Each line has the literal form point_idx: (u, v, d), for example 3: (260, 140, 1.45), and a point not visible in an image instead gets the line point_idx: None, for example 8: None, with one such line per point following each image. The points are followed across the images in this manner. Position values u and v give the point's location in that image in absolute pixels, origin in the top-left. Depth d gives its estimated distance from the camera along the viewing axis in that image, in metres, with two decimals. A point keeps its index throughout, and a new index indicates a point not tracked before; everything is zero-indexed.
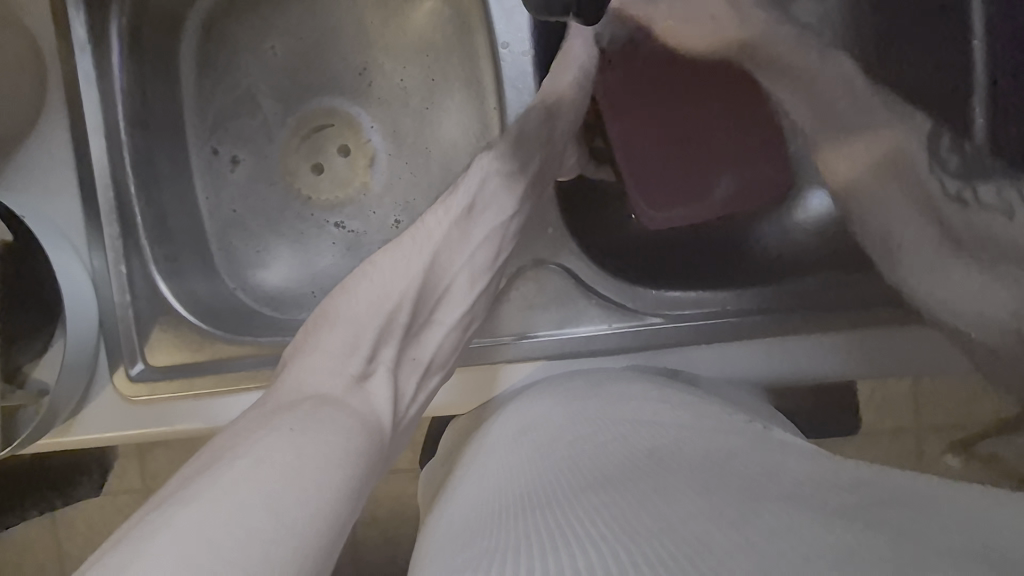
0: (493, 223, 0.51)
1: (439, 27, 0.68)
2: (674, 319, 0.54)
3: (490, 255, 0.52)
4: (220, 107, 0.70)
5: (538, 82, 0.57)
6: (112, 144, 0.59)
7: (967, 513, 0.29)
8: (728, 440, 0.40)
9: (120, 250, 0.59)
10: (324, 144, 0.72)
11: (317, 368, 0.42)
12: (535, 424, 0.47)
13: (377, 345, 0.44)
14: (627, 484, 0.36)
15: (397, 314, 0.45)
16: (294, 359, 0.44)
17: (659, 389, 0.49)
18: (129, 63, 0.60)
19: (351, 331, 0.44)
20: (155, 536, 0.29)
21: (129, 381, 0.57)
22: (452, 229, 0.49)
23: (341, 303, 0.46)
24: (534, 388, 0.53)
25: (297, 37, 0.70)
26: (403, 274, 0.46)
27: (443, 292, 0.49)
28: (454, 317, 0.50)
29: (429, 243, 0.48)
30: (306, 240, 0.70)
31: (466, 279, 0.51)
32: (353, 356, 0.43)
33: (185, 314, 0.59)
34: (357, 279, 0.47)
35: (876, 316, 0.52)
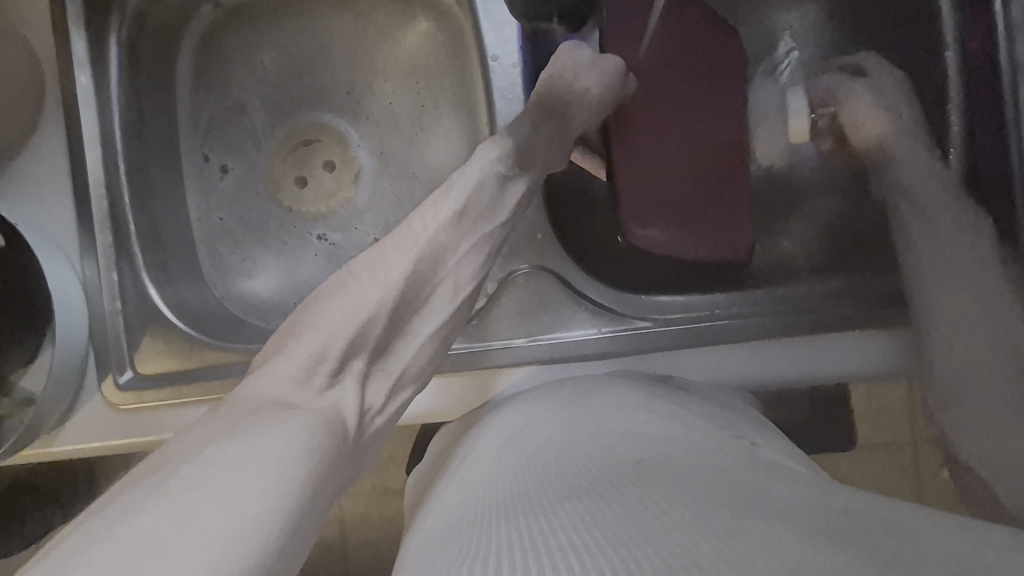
0: (482, 231, 0.51)
1: (431, 49, 0.70)
2: (661, 323, 0.56)
3: (478, 263, 0.51)
4: (212, 116, 0.71)
5: (526, 92, 0.58)
6: (108, 154, 0.60)
7: (956, 540, 0.30)
8: (712, 457, 0.40)
9: (112, 258, 0.59)
10: (310, 158, 0.73)
11: (282, 375, 0.41)
12: (521, 433, 0.48)
13: (346, 356, 0.43)
14: (605, 495, 0.36)
15: (370, 325, 0.44)
16: (262, 367, 0.43)
17: (648, 399, 0.49)
18: (126, 76, 0.62)
19: (317, 332, 0.44)
20: (111, 528, 0.29)
21: (118, 389, 0.57)
22: (440, 232, 0.48)
23: (314, 312, 0.46)
24: (518, 399, 0.53)
25: (289, 52, 0.72)
26: (380, 284, 0.45)
27: (424, 301, 0.48)
28: (430, 329, 0.49)
29: (414, 247, 0.47)
30: (290, 247, 0.71)
31: (450, 288, 0.50)
32: (320, 368, 0.42)
33: (175, 320, 0.59)
34: (336, 283, 0.47)
35: (870, 316, 0.53)
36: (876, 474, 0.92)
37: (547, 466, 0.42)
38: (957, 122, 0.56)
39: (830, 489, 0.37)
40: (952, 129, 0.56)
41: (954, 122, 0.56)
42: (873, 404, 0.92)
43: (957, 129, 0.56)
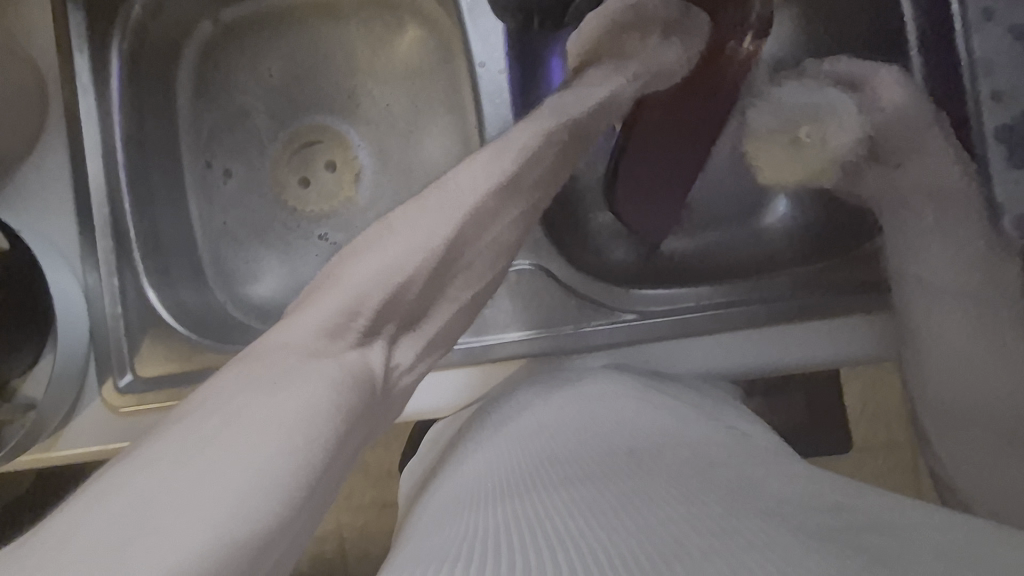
0: (519, 203, 0.51)
1: (424, 56, 0.73)
2: (648, 316, 0.57)
3: (515, 232, 0.52)
4: (213, 123, 0.73)
5: (515, 96, 0.60)
6: (109, 163, 0.62)
7: (938, 529, 0.30)
8: (704, 449, 0.41)
9: (113, 263, 0.60)
10: (313, 159, 0.75)
11: (314, 321, 0.41)
12: (522, 420, 0.49)
13: (382, 319, 0.44)
14: (602, 485, 0.37)
15: (406, 289, 0.44)
16: (293, 314, 0.43)
17: (648, 393, 0.50)
18: (127, 87, 0.64)
19: (349, 280, 0.44)
20: (131, 473, 0.30)
21: (118, 392, 0.58)
22: (487, 199, 0.48)
23: (348, 265, 0.45)
24: (524, 385, 0.54)
25: (288, 60, 0.75)
26: (421, 247, 0.45)
27: (461, 265, 0.48)
28: (465, 292, 0.50)
29: (458, 210, 0.46)
30: (293, 249, 0.73)
31: (487, 256, 0.50)
32: (352, 326, 0.42)
33: (174, 323, 0.61)
34: (375, 232, 0.47)
35: (848, 303, 0.55)
36: (874, 475, 0.93)
37: (549, 456, 0.43)
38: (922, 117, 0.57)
39: (817, 479, 0.38)
40: None
41: None
42: (868, 404, 0.93)
43: None
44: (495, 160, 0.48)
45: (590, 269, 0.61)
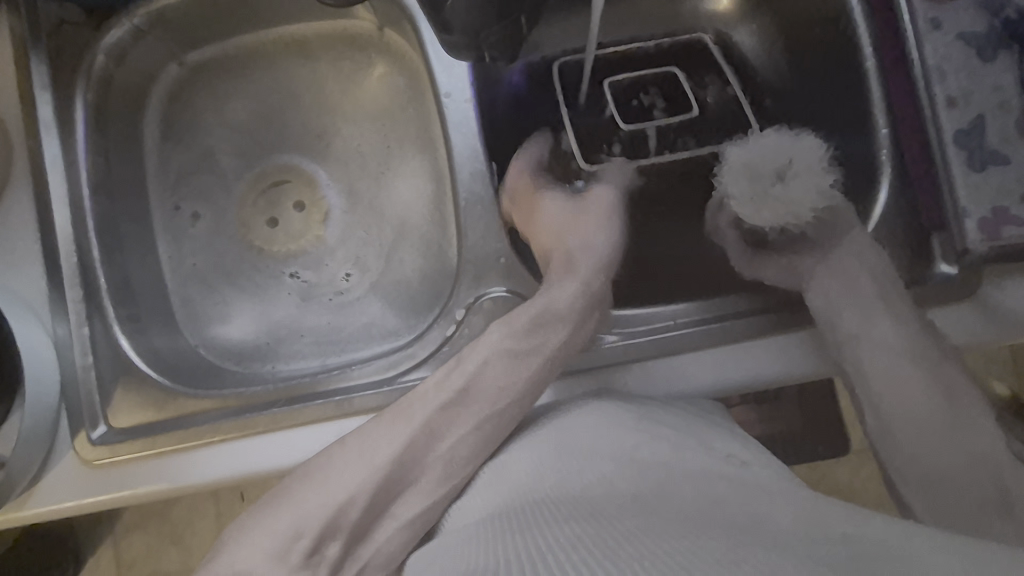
0: (476, 419, 0.49)
1: (392, 94, 0.73)
2: (626, 338, 0.57)
3: (476, 444, 0.48)
4: (183, 162, 0.73)
5: (480, 126, 0.60)
6: (76, 213, 0.61)
7: (939, 555, 0.30)
8: (712, 486, 0.40)
9: (83, 312, 0.59)
10: (279, 199, 0.76)
11: (257, 555, 0.43)
12: (508, 466, 0.47)
13: (323, 539, 0.44)
14: (605, 521, 0.36)
15: (344, 514, 0.44)
16: (236, 536, 0.45)
17: (692, 424, 0.48)
18: (93, 136, 0.63)
19: (302, 517, 0.44)
20: None
21: (90, 445, 0.56)
22: (435, 416, 0.48)
23: (301, 494, 0.45)
24: (561, 407, 0.52)
25: (258, 99, 0.75)
26: (364, 468, 0.46)
27: (404, 482, 0.47)
28: (408, 512, 0.46)
29: (409, 432, 0.47)
30: (263, 288, 0.73)
31: (436, 471, 0.47)
32: (295, 548, 0.43)
33: (146, 370, 0.59)
34: (352, 457, 0.46)
35: (790, 318, 0.55)
36: (870, 477, 0.92)
37: (548, 493, 0.42)
38: (885, 124, 0.58)
39: (819, 509, 0.37)
40: (880, 132, 0.58)
41: (881, 124, 0.58)
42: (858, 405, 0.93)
43: (885, 132, 0.58)
44: (455, 366, 0.50)
45: None
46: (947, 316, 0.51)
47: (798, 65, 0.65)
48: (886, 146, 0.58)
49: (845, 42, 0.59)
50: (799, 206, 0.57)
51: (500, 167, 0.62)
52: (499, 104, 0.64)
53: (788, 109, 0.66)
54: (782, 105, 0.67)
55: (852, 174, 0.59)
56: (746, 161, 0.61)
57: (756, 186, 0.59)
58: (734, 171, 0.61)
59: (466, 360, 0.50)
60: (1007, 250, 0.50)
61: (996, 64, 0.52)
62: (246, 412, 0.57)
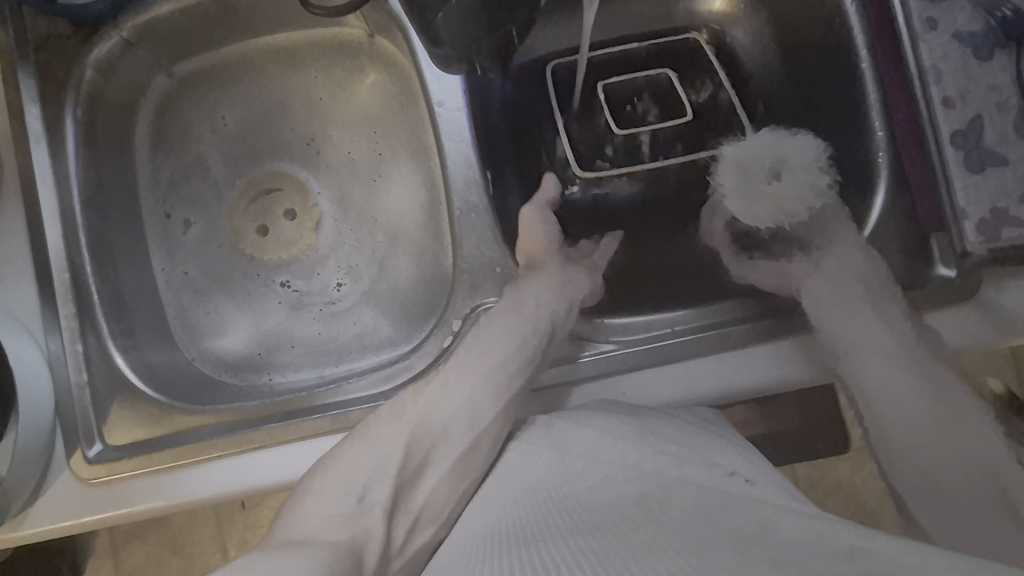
0: (492, 363, 0.50)
1: (384, 101, 0.73)
2: (625, 345, 0.56)
3: (495, 392, 0.49)
4: (176, 173, 0.73)
5: (474, 133, 0.59)
6: (67, 227, 0.60)
7: (951, 567, 0.29)
8: (718, 488, 0.41)
9: (75, 329, 0.58)
10: (269, 207, 0.75)
11: (312, 510, 0.43)
12: (515, 470, 0.48)
13: (372, 485, 0.45)
14: (607, 532, 0.38)
15: (391, 456, 0.46)
16: (290, 502, 0.45)
17: (702, 427, 0.49)
18: (83, 150, 0.62)
19: (347, 470, 0.45)
20: None
21: (86, 463, 0.55)
22: (451, 371, 0.50)
23: (347, 452, 0.46)
24: (575, 409, 0.51)
25: (250, 107, 0.74)
26: (397, 424, 0.47)
27: (438, 435, 0.48)
28: (449, 461, 0.48)
29: (426, 391, 0.49)
30: (254, 298, 0.72)
31: (466, 418, 0.48)
32: (350, 495, 0.44)
33: (142, 386, 0.59)
34: (385, 415, 0.48)
35: (788, 324, 0.54)
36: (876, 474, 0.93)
37: (556, 506, 0.43)
38: (881, 127, 0.57)
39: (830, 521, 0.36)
40: (878, 134, 0.58)
41: (879, 126, 0.57)
42: None
43: (882, 135, 0.57)
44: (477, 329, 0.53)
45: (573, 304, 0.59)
46: (948, 318, 0.51)
47: (791, 64, 0.65)
48: (884, 148, 0.57)
49: (840, 42, 0.59)
50: (793, 198, 0.58)
51: (497, 174, 0.61)
52: (497, 115, 0.63)
53: (782, 109, 0.66)
54: (777, 104, 0.66)
55: (850, 175, 0.59)
56: (736, 158, 0.63)
57: (749, 179, 0.61)
58: (726, 166, 0.63)
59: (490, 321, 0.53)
60: (1006, 253, 0.49)
61: (992, 63, 0.51)
62: (244, 427, 0.56)
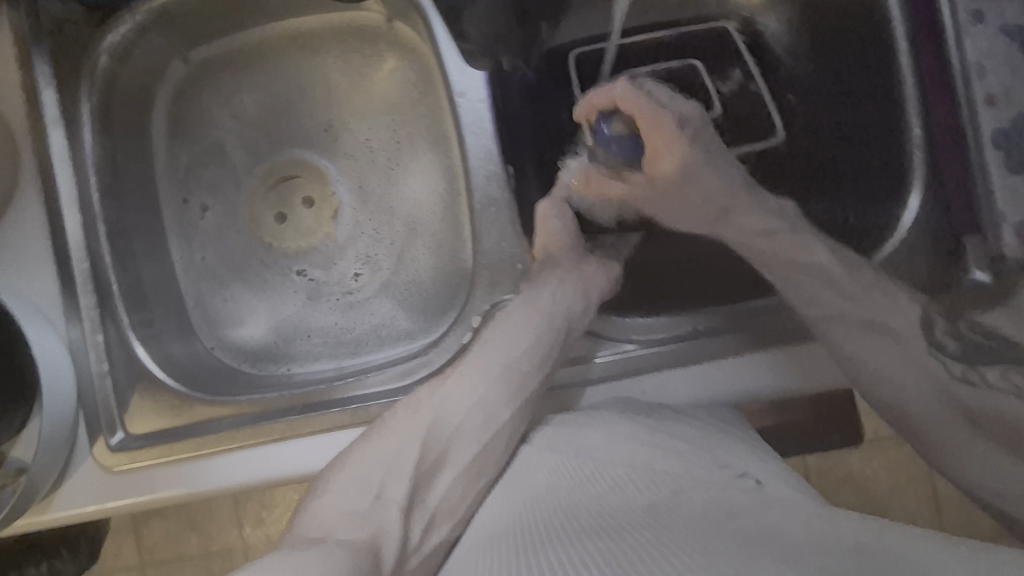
0: (505, 358, 0.50)
1: (403, 88, 0.71)
2: (648, 344, 0.54)
3: (509, 390, 0.49)
4: (191, 161, 0.72)
5: (496, 125, 0.58)
6: (86, 217, 0.59)
7: None
8: (729, 494, 0.41)
9: (96, 319, 0.58)
10: (290, 195, 0.74)
11: (328, 508, 0.44)
12: (525, 472, 0.48)
13: (388, 483, 0.46)
14: (612, 539, 0.38)
15: (405, 454, 0.46)
16: (307, 499, 0.46)
17: (721, 436, 0.47)
18: (100, 137, 0.61)
19: (361, 468, 0.46)
20: None
21: (109, 451, 0.56)
22: (464, 368, 0.50)
23: (362, 449, 0.47)
24: (585, 413, 0.50)
25: (269, 93, 0.73)
26: (411, 423, 0.47)
27: (453, 433, 0.48)
28: (466, 458, 0.48)
29: (438, 388, 0.49)
30: (271, 288, 0.72)
31: (480, 415, 0.49)
32: (365, 494, 0.45)
33: (162, 376, 0.59)
34: (401, 412, 0.48)
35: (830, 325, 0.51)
36: (884, 468, 0.93)
37: (562, 510, 0.43)
38: (917, 124, 0.54)
39: (841, 526, 0.37)
40: (913, 131, 0.54)
41: (915, 122, 0.54)
42: None
43: (918, 131, 0.54)
44: (495, 327, 0.52)
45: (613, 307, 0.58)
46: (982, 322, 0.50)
47: (820, 46, 0.61)
48: (918, 145, 0.54)
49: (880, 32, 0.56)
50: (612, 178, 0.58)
51: (520, 168, 0.60)
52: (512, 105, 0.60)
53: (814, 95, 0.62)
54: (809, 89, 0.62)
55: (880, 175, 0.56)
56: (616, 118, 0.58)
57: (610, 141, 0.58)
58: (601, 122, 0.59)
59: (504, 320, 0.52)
60: None
61: None
62: (262, 419, 0.56)
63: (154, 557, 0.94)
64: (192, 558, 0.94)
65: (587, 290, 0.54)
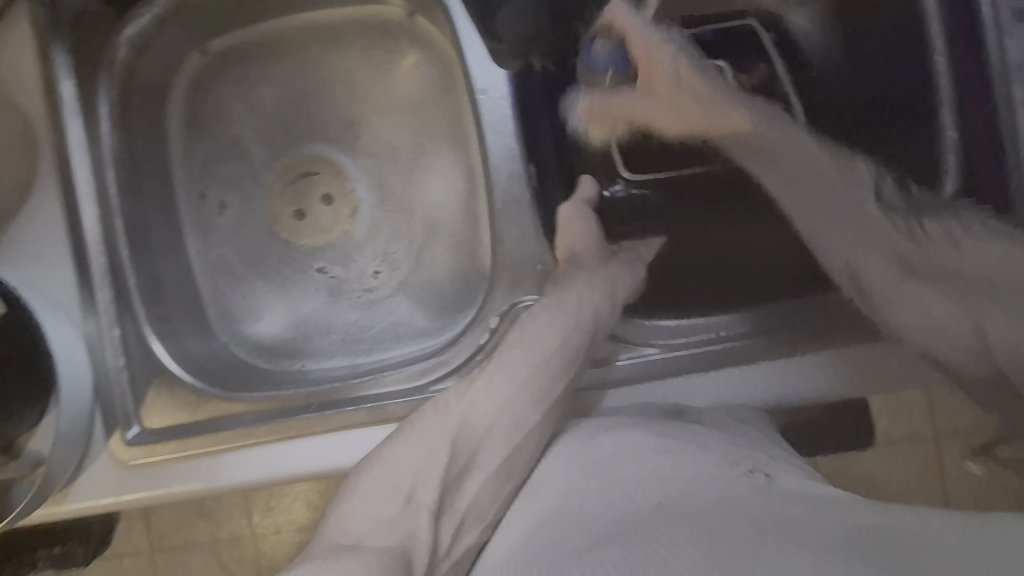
0: (532, 361, 0.49)
1: (423, 83, 0.71)
2: (669, 349, 0.53)
3: (536, 394, 0.49)
4: (208, 156, 0.72)
5: (516, 124, 0.57)
6: (104, 211, 0.59)
7: None
8: (737, 487, 0.42)
9: (113, 313, 0.58)
10: (309, 191, 0.74)
11: (359, 514, 0.45)
12: (548, 479, 0.48)
13: (417, 487, 0.45)
14: (641, 544, 0.38)
15: (434, 459, 0.46)
16: (336, 503, 0.46)
17: (754, 439, 0.47)
18: (117, 131, 0.61)
19: (392, 471, 0.46)
20: None
21: (125, 445, 0.56)
22: (490, 372, 0.49)
23: (390, 452, 0.46)
24: (603, 418, 0.50)
25: (288, 87, 0.73)
26: (440, 427, 0.47)
27: (483, 438, 0.48)
28: (497, 462, 0.48)
29: (465, 393, 0.48)
30: (291, 283, 0.72)
31: (509, 419, 0.48)
32: (395, 499, 0.45)
33: (179, 372, 0.58)
34: (429, 413, 0.47)
35: (863, 332, 0.51)
36: (899, 471, 0.92)
37: (579, 515, 0.44)
38: (952, 127, 0.53)
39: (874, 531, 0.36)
40: (948, 134, 0.53)
41: (949, 126, 0.53)
42: (894, 401, 0.92)
43: (953, 134, 0.53)
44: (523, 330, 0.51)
45: (638, 308, 0.57)
46: None
47: (856, 46, 0.59)
48: (954, 149, 0.53)
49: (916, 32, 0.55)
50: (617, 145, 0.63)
51: (541, 169, 0.59)
52: (534, 104, 0.59)
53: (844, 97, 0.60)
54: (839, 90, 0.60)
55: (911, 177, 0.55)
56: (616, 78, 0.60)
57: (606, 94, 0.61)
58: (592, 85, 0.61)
59: (532, 324, 0.51)
60: None
61: None
62: (278, 416, 0.56)
63: (164, 544, 0.95)
64: (203, 546, 0.95)
65: (611, 293, 0.53)
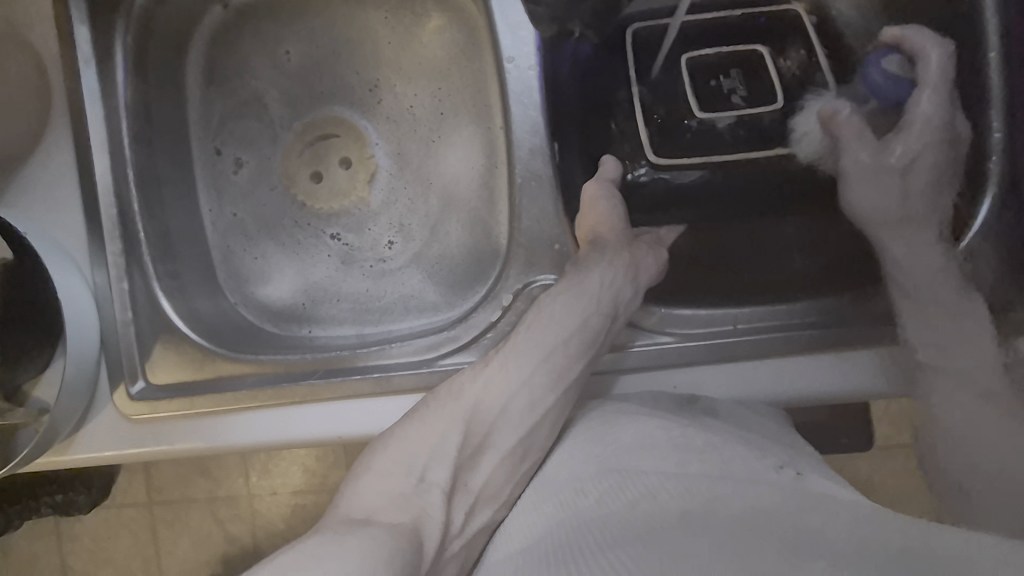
0: (551, 344, 0.48)
1: (448, 49, 0.68)
2: (684, 338, 0.52)
3: (551, 378, 0.48)
4: (224, 109, 0.70)
5: (544, 96, 0.56)
6: (116, 161, 0.58)
7: None
8: (766, 477, 0.40)
9: (122, 266, 0.57)
10: (325, 153, 0.72)
11: (372, 491, 0.44)
12: (563, 467, 0.47)
13: (430, 466, 0.45)
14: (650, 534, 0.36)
15: (449, 439, 0.45)
16: (350, 479, 0.46)
17: (777, 437, 0.46)
18: (133, 80, 0.59)
19: (406, 451, 0.45)
20: None
21: (130, 399, 0.55)
22: (505, 355, 0.48)
23: (406, 431, 0.46)
24: (616, 405, 0.49)
25: (309, 44, 0.70)
26: (454, 408, 0.46)
27: (497, 420, 0.47)
28: (510, 443, 0.47)
29: (478, 374, 0.48)
30: (303, 247, 0.71)
31: (525, 400, 0.48)
32: (408, 476, 0.44)
33: (188, 332, 0.58)
34: (442, 395, 0.47)
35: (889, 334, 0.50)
36: (895, 477, 0.92)
37: (591, 506, 0.41)
38: (999, 128, 0.49)
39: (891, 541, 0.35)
40: (993, 136, 0.50)
41: (997, 126, 0.49)
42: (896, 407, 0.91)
43: (999, 136, 0.49)
44: (541, 316, 0.50)
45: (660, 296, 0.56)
46: None
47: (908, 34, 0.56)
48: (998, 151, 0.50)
49: None
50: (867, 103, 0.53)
51: (566, 145, 0.57)
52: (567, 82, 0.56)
53: None
54: None
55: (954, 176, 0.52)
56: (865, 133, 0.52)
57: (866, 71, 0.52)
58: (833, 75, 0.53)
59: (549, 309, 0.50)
60: None
61: None
62: (286, 380, 0.55)
63: (162, 497, 0.96)
64: (201, 503, 0.96)
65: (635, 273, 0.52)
